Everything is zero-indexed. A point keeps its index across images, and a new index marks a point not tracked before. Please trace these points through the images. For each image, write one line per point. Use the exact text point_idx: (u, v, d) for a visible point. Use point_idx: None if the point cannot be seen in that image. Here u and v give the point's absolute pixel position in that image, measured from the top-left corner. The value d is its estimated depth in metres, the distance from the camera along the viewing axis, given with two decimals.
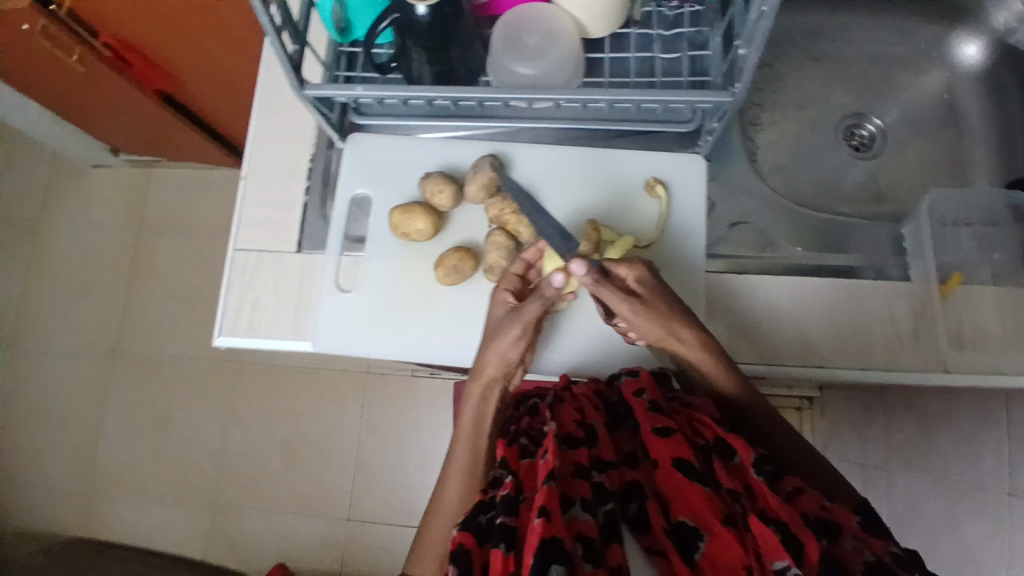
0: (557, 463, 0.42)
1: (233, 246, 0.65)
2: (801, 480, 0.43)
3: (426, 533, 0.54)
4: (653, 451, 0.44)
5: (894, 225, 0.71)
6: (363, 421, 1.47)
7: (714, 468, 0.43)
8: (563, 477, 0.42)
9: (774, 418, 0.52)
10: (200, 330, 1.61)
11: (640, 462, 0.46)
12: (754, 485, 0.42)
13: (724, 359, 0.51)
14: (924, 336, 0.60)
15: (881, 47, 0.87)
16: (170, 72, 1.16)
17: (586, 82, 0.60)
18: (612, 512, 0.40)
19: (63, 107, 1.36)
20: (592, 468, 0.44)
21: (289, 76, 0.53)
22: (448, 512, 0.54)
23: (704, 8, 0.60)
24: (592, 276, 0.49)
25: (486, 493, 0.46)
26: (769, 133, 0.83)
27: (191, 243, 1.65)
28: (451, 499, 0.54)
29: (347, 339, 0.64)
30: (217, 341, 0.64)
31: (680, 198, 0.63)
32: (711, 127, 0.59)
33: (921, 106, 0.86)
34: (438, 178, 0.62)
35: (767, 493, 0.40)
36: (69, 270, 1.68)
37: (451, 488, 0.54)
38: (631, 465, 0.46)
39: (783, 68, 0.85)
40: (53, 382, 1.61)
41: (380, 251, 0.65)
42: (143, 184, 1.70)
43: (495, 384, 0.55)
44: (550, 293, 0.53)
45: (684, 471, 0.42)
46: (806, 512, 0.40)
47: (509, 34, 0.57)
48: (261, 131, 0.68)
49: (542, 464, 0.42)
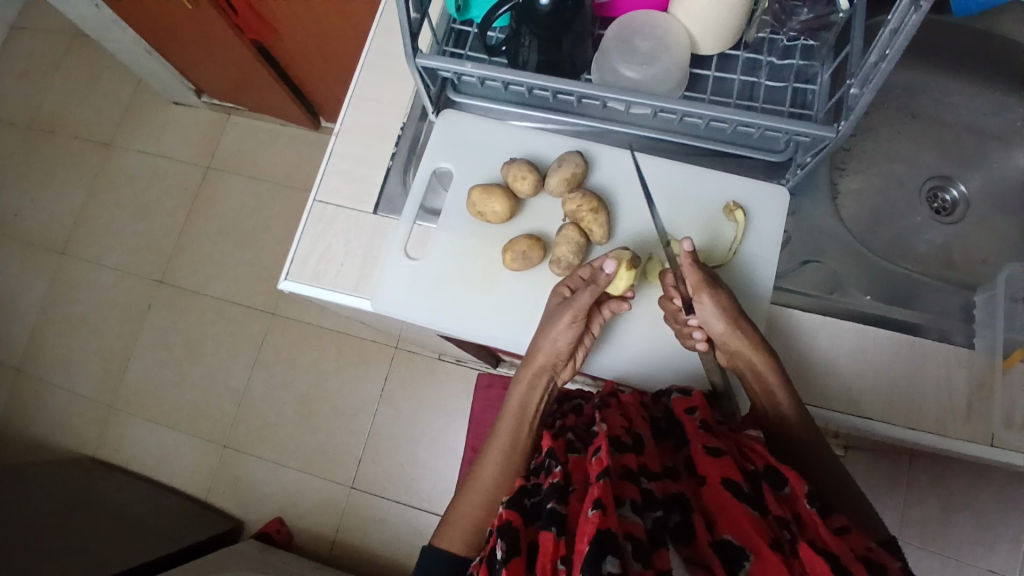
0: (608, 462, 0.43)
1: (315, 197, 0.69)
2: (847, 518, 0.43)
3: (456, 505, 0.55)
4: (702, 468, 0.45)
5: (965, 293, 0.69)
6: (383, 392, 1.50)
7: (763, 493, 0.43)
8: (613, 477, 0.42)
9: (821, 452, 0.53)
10: (245, 275, 1.66)
11: (684, 476, 0.46)
12: (805, 515, 0.42)
13: (785, 377, 0.54)
14: (979, 408, 0.59)
15: (980, 114, 0.85)
16: (271, 25, 1.22)
17: (686, 96, 0.61)
18: (660, 520, 0.41)
19: (164, 42, 1.43)
20: (640, 474, 0.44)
21: (406, 41, 0.56)
22: (485, 486, 0.54)
23: (818, 43, 0.60)
24: (685, 259, 0.55)
25: (529, 480, 0.48)
26: (851, 180, 0.82)
27: (253, 192, 1.71)
28: (490, 473, 0.54)
29: (405, 305, 0.65)
30: (283, 284, 0.67)
31: (756, 226, 0.63)
32: (802, 161, 0.60)
33: (1010, 180, 0.84)
34: (523, 165, 0.63)
35: (819, 525, 0.40)
36: (135, 196, 1.76)
37: (491, 463, 0.55)
38: (675, 478, 0.46)
39: (875, 119, 0.84)
40: (101, 299, 1.69)
41: (452, 225, 0.66)
42: (218, 127, 1.77)
43: (542, 372, 0.57)
44: (602, 280, 0.56)
45: (732, 491, 0.42)
46: (855, 550, 0.40)
47: (622, 36, 0.59)
48: (365, 92, 0.71)
49: (594, 461, 0.43)
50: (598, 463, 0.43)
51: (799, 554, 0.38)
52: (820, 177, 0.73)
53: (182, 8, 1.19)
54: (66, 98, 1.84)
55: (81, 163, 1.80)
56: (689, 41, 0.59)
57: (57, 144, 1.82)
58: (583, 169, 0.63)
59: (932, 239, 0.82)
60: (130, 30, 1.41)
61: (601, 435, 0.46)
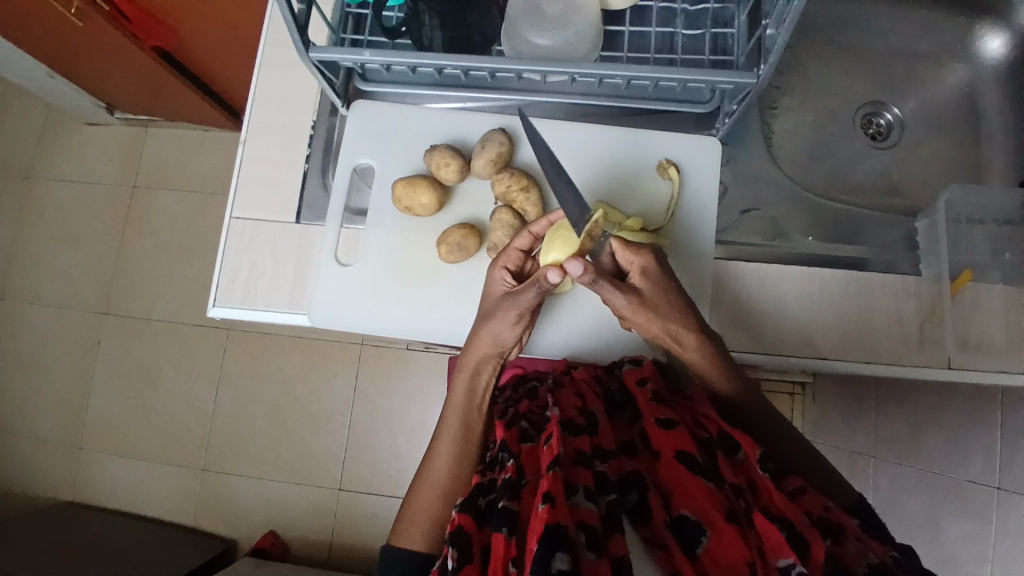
0: (560, 449, 0.42)
1: (230, 214, 0.64)
2: (803, 480, 0.43)
3: (413, 503, 0.53)
4: (656, 443, 0.44)
5: (907, 220, 0.69)
6: (355, 392, 1.46)
7: (718, 462, 0.43)
8: (565, 463, 0.41)
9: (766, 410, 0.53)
10: (194, 294, 1.59)
11: (639, 452, 0.46)
12: (759, 481, 0.42)
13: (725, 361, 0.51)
14: (930, 335, 0.59)
15: (907, 33, 0.84)
16: (169, 27, 1.13)
17: (603, 57, 0.58)
18: (614, 502, 0.39)
19: (55, 59, 1.33)
20: (594, 456, 0.43)
21: (294, 34, 0.50)
22: (437, 483, 0.53)
23: None
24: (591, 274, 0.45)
25: (485, 476, 0.46)
26: (786, 118, 0.81)
27: (187, 206, 1.62)
28: (440, 472, 0.54)
29: (345, 315, 0.62)
30: (212, 311, 0.62)
31: (692, 181, 0.61)
32: (730, 109, 0.58)
33: (941, 97, 0.84)
34: (445, 151, 0.59)
35: (772, 491, 0.40)
36: (61, 227, 1.65)
37: (440, 461, 0.54)
38: (631, 455, 0.45)
39: (803, 53, 0.83)
40: (44, 338, 1.60)
41: (381, 224, 0.63)
42: (138, 142, 1.67)
43: (489, 360, 0.55)
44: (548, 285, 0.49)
45: (688, 464, 0.41)
46: (810, 511, 0.40)
47: (527, 3, 0.55)
48: (268, 91, 0.66)
49: (547, 450, 0.41)
50: (549, 452, 0.41)
51: (755, 523, 0.38)
52: (750, 121, 0.71)
53: (71, 23, 1.09)
54: None
55: None
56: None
57: None
58: (508, 146, 0.59)
59: (870, 167, 0.82)
60: (21, 51, 1.30)
61: (553, 420, 0.45)
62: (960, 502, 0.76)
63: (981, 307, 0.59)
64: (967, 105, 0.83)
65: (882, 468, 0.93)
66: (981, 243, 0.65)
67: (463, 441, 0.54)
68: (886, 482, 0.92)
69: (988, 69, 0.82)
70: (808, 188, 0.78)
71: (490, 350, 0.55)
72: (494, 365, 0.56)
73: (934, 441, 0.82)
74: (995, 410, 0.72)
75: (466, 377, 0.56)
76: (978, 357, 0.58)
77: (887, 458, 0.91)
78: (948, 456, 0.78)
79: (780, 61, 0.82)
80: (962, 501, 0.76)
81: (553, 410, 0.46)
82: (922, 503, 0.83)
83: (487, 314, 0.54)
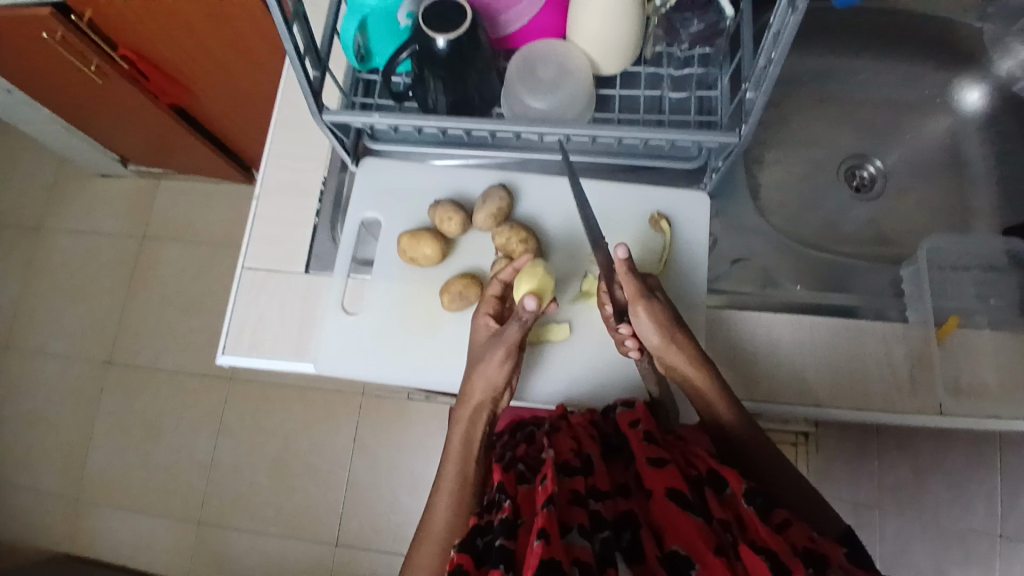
0: (555, 488, 0.43)
1: (242, 264, 0.67)
2: (790, 513, 0.43)
3: (413, 560, 0.52)
4: (647, 482, 0.45)
5: (894, 268, 0.72)
6: (355, 443, 1.46)
7: (706, 499, 0.43)
8: (560, 503, 0.42)
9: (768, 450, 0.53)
10: (198, 343, 1.60)
11: (633, 493, 0.47)
12: (745, 515, 0.42)
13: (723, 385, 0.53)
14: (921, 381, 0.60)
15: (886, 92, 0.89)
16: (186, 85, 1.19)
17: (596, 117, 0.62)
18: (607, 540, 0.40)
19: (74, 115, 1.39)
20: (589, 496, 0.44)
21: (309, 100, 0.55)
22: (436, 537, 0.52)
23: (713, 51, 0.62)
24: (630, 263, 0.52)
25: (483, 518, 0.47)
26: (773, 171, 0.85)
27: (195, 256, 1.66)
28: (437, 526, 0.52)
29: (350, 362, 0.64)
30: (221, 359, 0.64)
31: (684, 233, 0.64)
32: (717, 165, 0.61)
33: (922, 151, 0.88)
34: (448, 206, 0.62)
35: (756, 523, 0.40)
36: (71, 277, 1.69)
37: (438, 514, 0.52)
38: (625, 496, 0.46)
39: (788, 110, 0.87)
40: (47, 387, 1.60)
41: (386, 274, 0.65)
42: (150, 195, 1.72)
43: (483, 409, 0.56)
44: (527, 318, 0.53)
45: (679, 502, 0.42)
46: (795, 543, 0.40)
47: (524, 69, 0.59)
48: (282, 149, 0.70)
49: (541, 490, 0.42)
50: (542, 492, 0.42)
51: (741, 557, 0.39)
52: (739, 175, 0.75)
53: (93, 81, 1.15)
54: None
55: (9, 250, 1.72)
56: (589, 64, 0.60)
57: None
58: (508, 202, 0.63)
59: (856, 217, 0.85)
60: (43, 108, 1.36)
61: (548, 462, 0.46)
62: (967, 552, 0.75)
63: (970, 352, 0.61)
64: (949, 158, 0.87)
65: (888, 518, 0.92)
66: (967, 290, 0.67)
67: (458, 489, 0.53)
68: (893, 532, 0.91)
69: (966, 125, 0.87)
70: (798, 238, 0.82)
71: (483, 397, 0.56)
72: (489, 413, 0.57)
73: (936, 489, 0.82)
74: (994, 456, 0.72)
75: (463, 424, 0.56)
76: (970, 402, 0.59)
77: (892, 507, 0.91)
78: (950, 504, 0.78)
79: (766, 118, 0.87)
80: (968, 550, 0.75)
81: (549, 452, 0.47)
82: (927, 552, 0.82)
83: (478, 357, 0.56)
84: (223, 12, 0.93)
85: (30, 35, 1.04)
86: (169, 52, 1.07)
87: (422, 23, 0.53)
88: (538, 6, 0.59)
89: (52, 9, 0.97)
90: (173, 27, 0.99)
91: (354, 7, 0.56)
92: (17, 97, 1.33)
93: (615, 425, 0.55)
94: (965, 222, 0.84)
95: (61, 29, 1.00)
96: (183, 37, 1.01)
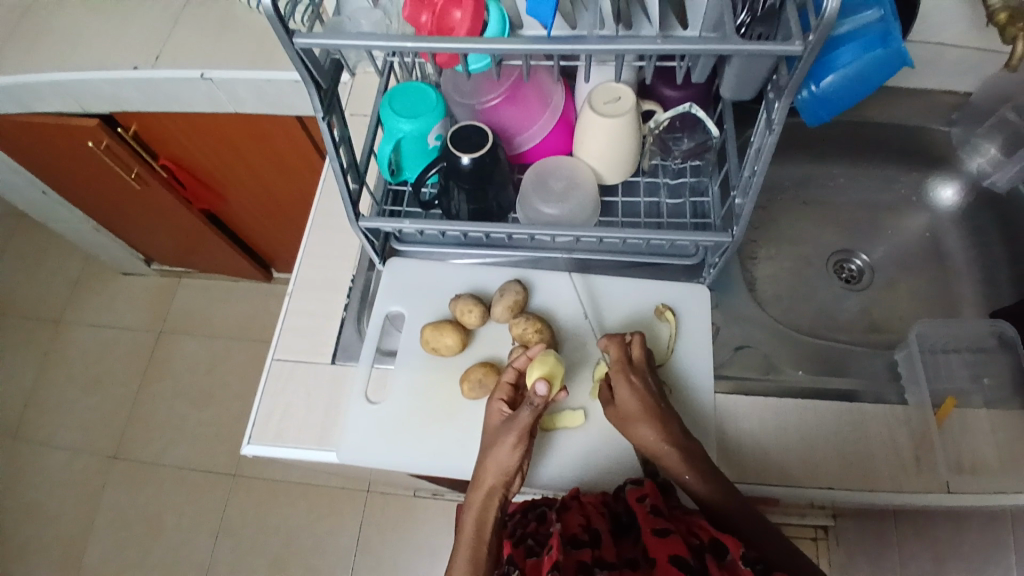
0: (560, 557, 0.50)
1: (272, 356, 0.71)
2: None
3: None
4: (651, 551, 0.49)
5: (888, 353, 0.76)
6: (360, 541, 1.42)
7: (708, 566, 0.47)
8: (565, 570, 0.49)
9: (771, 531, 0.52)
10: (205, 437, 1.60)
11: (640, 565, 0.51)
12: None
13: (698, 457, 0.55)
14: (926, 462, 0.62)
15: (864, 193, 0.97)
16: (218, 192, 1.29)
17: (602, 221, 0.69)
18: None
19: (108, 217, 1.49)
20: (594, 565, 0.50)
21: (349, 207, 0.62)
22: None
23: (703, 163, 0.70)
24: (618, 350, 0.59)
25: None
26: (766, 266, 0.91)
27: (210, 350, 1.70)
28: None
29: (371, 450, 0.66)
30: (246, 449, 0.67)
31: (688, 323, 0.69)
32: (713, 261, 0.67)
33: (903, 245, 0.94)
34: (468, 299, 0.67)
35: None
36: (85, 371, 1.72)
37: None
38: (632, 568, 0.51)
39: (775, 210, 0.95)
40: (49, 483, 1.58)
41: (408, 364, 0.69)
42: (170, 291, 1.80)
43: (495, 493, 0.56)
44: (539, 401, 0.56)
45: (680, 567, 0.47)
46: None
47: (538, 181, 0.67)
48: (315, 251, 0.76)
49: (547, 559, 0.49)
50: (549, 560, 0.49)
51: None
52: (735, 269, 0.81)
53: (132, 186, 1.25)
54: (13, 283, 1.85)
55: (27, 344, 1.76)
56: (594, 176, 0.68)
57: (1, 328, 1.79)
58: (524, 295, 0.68)
59: (848, 305, 0.90)
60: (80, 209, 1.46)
61: (556, 535, 0.51)
62: None
63: (969, 432, 0.63)
64: (930, 248, 0.94)
65: None
66: (960, 372, 0.70)
67: (473, 567, 0.52)
68: None
69: (942, 219, 0.94)
70: (795, 327, 0.86)
71: (495, 480, 0.56)
72: (501, 497, 0.56)
73: None
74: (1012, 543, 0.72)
75: (475, 507, 0.55)
76: (975, 481, 0.61)
77: None
78: None
79: (755, 218, 0.95)
80: None
81: (556, 526, 0.52)
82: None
83: (490, 442, 0.58)
84: (262, 131, 1.04)
85: (82, 147, 1.15)
86: (204, 160, 1.17)
87: (451, 145, 0.63)
88: (548, 128, 0.68)
89: (100, 121, 1.06)
90: (212, 140, 1.09)
91: (390, 130, 0.64)
92: (58, 202, 1.43)
93: (626, 503, 0.57)
94: (952, 309, 0.88)
95: (107, 138, 1.09)
96: (219, 148, 1.12)
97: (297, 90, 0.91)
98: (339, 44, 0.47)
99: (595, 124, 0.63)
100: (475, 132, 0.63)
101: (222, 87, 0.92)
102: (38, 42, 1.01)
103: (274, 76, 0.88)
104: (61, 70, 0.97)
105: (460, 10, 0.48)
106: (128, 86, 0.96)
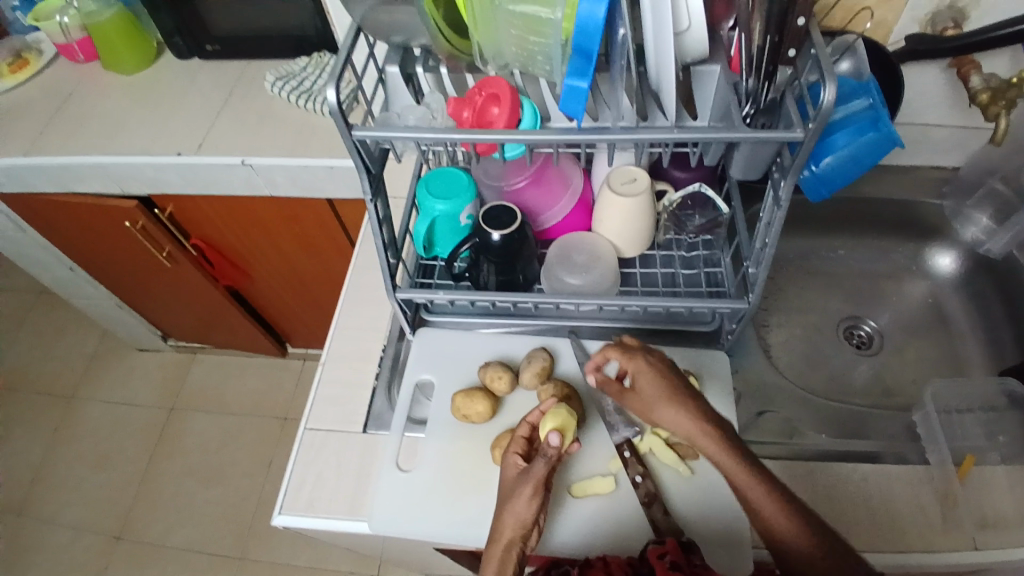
0: None
1: (305, 425, 0.73)
2: None
3: None
4: None
5: (905, 416, 0.77)
6: None
7: None
8: None
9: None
10: (213, 515, 1.57)
11: None
12: None
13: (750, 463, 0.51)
14: (951, 518, 0.63)
15: (866, 263, 1.02)
16: (244, 269, 1.34)
17: (623, 290, 0.73)
18: None
19: (133, 294, 1.53)
20: None
21: (387, 279, 0.66)
22: None
23: (714, 237, 0.76)
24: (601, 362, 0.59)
25: None
26: (777, 333, 0.95)
27: (222, 425, 1.70)
28: None
29: (402, 520, 0.66)
30: (277, 519, 0.67)
31: (710, 387, 0.71)
32: (731, 328, 0.71)
33: (908, 311, 0.98)
34: (498, 366, 0.70)
35: None
36: (95, 448, 1.71)
37: None
38: None
39: (782, 280, 1.00)
40: (48, 566, 1.53)
41: (439, 432, 0.71)
42: (185, 368, 1.82)
43: (512, 548, 0.55)
44: (552, 453, 0.57)
45: None
46: None
47: (561, 254, 0.72)
48: (347, 323, 0.80)
49: None
50: None
51: None
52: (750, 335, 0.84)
53: (161, 264, 1.31)
54: (30, 360, 1.87)
55: (37, 421, 1.76)
56: (614, 250, 0.72)
57: (13, 405, 1.79)
58: (550, 362, 0.71)
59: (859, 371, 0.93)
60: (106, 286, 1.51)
61: None
62: None
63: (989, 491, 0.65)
64: (932, 314, 0.97)
65: None
66: (976, 432, 0.72)
67: None
68: None
69: (942, 286, 0.98)
70: (811, 393, 0.88)
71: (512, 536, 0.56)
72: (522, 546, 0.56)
73: None
74: None
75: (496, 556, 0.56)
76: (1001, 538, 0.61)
77: None
78: None
79: (763, 288, 0.99)
80: None
81: None
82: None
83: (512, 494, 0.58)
84: (292, 212, 1.11)
85: (118, 227, 1.21)
86: (234, 239, 1.23)
87: (482, 221, 0.68)
88: (570, 206, 0.73)
89: (137, 202, 1.13)
90: (243, 220, 1.16)
91: (426, 211, 0.70)
92: (85, 278, 1.48)
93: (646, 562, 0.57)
94: (962, 372, 0.91)
95: (144, 218, 1.15)
96: (250, 228, 1.18)
97: (329, 175, 0.97)
98: (390, 137, 0.54)
99: (613, 202, 0.69)
100: (504, 211, 0.69)
101: (260, 172, 1.00)
102: (88, 133, 1.10)
103: (309, 163, 0.96)
104: (109, 158, 1.05)
105: (497, 106, 0.55)
106: (171, 171, 1.03)
